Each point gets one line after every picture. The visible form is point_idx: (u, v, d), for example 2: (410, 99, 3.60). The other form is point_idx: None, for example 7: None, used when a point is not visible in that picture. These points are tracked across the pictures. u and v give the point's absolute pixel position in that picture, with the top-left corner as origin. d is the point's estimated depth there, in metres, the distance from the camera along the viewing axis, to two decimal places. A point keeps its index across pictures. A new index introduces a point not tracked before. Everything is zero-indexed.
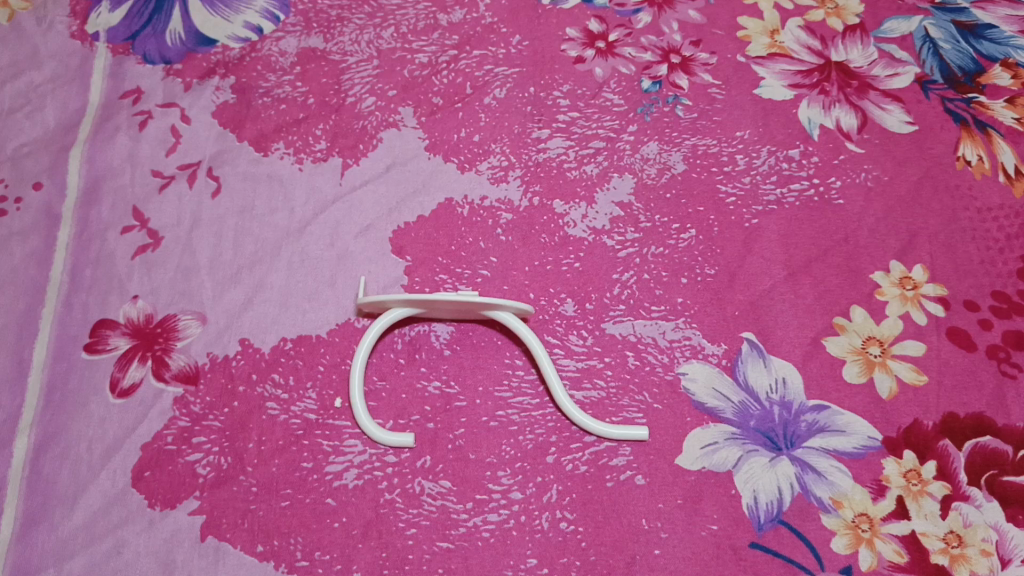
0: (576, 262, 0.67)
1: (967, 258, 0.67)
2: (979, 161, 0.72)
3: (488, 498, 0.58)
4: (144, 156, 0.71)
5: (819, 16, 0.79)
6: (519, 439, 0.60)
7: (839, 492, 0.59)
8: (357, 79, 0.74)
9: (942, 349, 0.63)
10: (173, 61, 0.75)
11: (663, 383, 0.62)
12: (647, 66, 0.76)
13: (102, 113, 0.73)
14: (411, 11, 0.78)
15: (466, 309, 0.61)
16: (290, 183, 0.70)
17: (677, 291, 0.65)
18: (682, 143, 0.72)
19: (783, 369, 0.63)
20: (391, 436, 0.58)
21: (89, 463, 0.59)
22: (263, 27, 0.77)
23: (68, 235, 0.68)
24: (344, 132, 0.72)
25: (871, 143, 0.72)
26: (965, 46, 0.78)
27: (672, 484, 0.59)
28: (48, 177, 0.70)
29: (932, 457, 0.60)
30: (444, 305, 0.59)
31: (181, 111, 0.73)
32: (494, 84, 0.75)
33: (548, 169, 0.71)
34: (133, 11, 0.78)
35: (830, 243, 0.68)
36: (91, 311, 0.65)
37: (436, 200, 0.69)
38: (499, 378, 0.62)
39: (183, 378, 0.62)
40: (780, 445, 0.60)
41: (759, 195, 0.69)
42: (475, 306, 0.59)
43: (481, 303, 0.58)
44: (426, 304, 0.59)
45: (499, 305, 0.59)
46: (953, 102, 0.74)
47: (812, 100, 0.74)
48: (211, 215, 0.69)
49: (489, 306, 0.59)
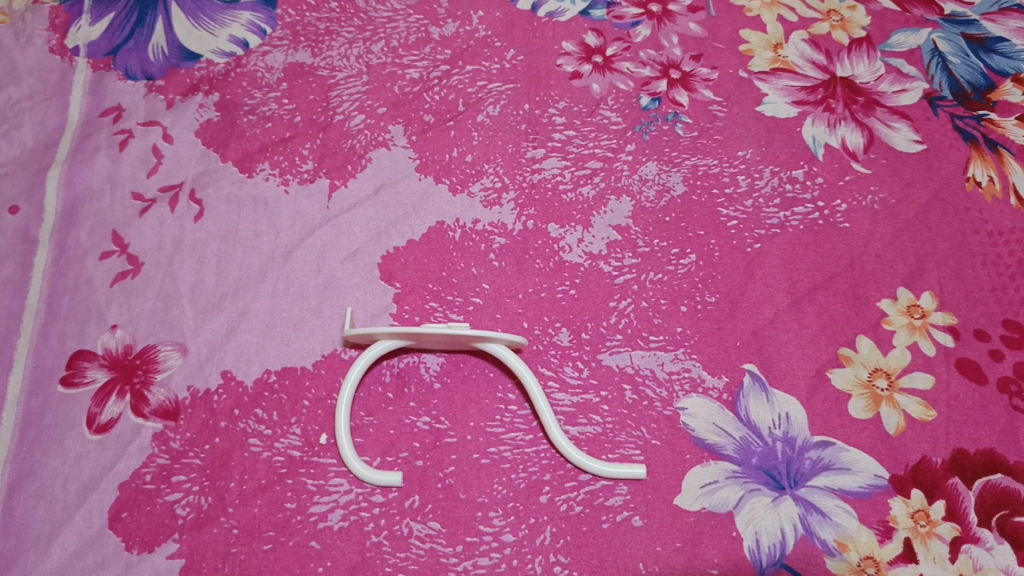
0: (571, 289, 0.64)
1: (978, 285, 0.65)
2: (989, 182, 0.69)
3: (478, 540, 0.56)
4: (125, 178, 0.69)
5: (824, 29, 0.76)
6: (511, 478, 0.58)
7: (845, 533, 0.56)
8: (346, 96, 0.72)
9: (952, 382, 0.61)
10: (155, 77, 0.73)
11: (661, 418, 0.60)
12: (646, 82, 0.73)
13: (82, 132, 0.71)
14: (402, 24, 0.76)
15: (457, 342, 0.59)
16: (275, 205, 0.68)
17: (676, 320, 0.63)
18: (682, 163, 0.69)
19: (786, 404, 0.61)
20: (378, 474, 0.55)
21: (65, 502, 0.57)
22: (248, 41, 0.75)
23: (45, 260, 0.65)
24: (332, 152, 0.69)
25: (878, 163, 0.70)
26: (975, 60, 0.75)
27: (670, 526, 0.56)
28: (25, 201, 0.67)
29: (941, 497, 0.57)
30: (433, 339, 0.57)
31: (164, 129, 0.71)
32: (487, 101, 0.72)
33: (543, 191, 0.68)
34: (115, 24, 0.76)
35: (836, 269, 0.65)
36: (68, 341, 0.62)
37: (426, 223, 0.67)
38: (491, 413, 0.60)
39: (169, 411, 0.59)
40: (783, 484, 0.58)
41: (761, 219, 0.67)
42: (465, 339, 0.57)
43: (472, 336, 0.56)
44: (414, 337, 0.57)
45: (490, 337, 0.56)
46: (963, 120, 0.72)
47: (816, 118, 0.71)
48: (193, 240, 0.66)
49: (479, 338, 0.57)
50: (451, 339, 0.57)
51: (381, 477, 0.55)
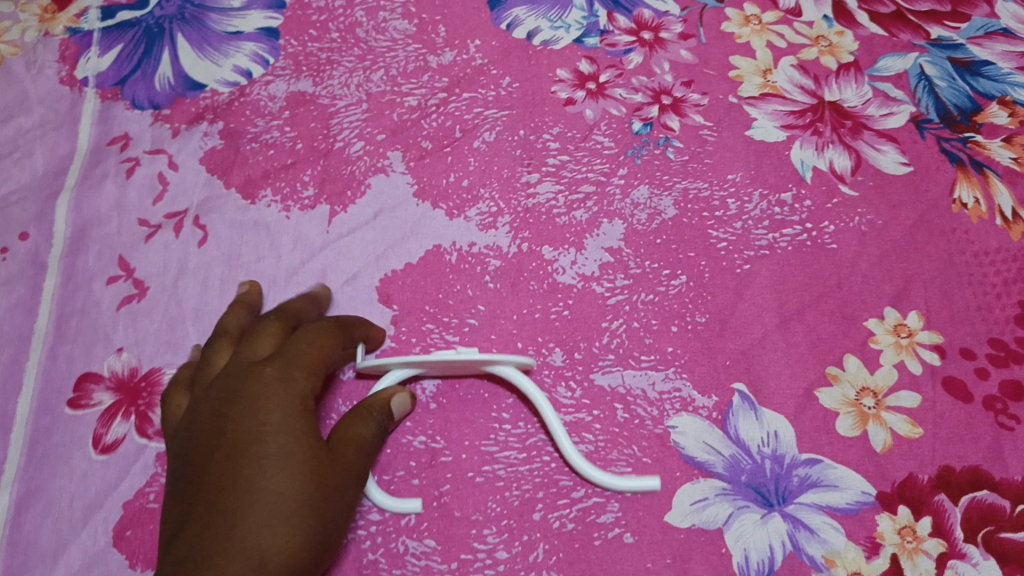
0: (565, 310, 0.66)
1: (964, 304, 0.66)
2: (975, 203, 0.70)
3: (472, 558, 0.57)
4: (132, 204, 0.71)
5: (813, 54, 0.78)
6: (505, 496, 0.59)
7: (832, 549, 0.58)
8: (346, 124, 0.74)
9: (938, 401, 0.62)
10: (161, 106, 0.75)
11: (652, 437, 0.61)
12: (638, 108, 0.75)
13: (91, 160, 0.73)
14: (401, 53, 0.78)
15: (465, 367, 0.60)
16: (277, 230, 0.70)
17: (667, 340, 0.64)
18: (673, 187, 0.71)
19: (774, 422, 0.62)
20: (399, 503, 0.58)
21: (71, 520, 0.59)
22: (252, 71, 0.77)
23: (54, 285, 0.68)
24: (332, 178, 0.71)
25: (865, 186, 0.71)
26: (961, 84, 0.76)
27: (660, 542, 0.58)
28: (36, 227, 0.70)
29: (928, 513, 0.59)
30: (443, 364, 0.59)
31: (169, 157, 0.73)
32: (484, 127, 0.74)
33: (537, 215, 0.70)
34: (123, 55, 0.78)
35: (824, 290, 0.67)
36: (75, 363, 0.65)
37: (424, 246, 0.69)
38: (485, 432, 0.61)
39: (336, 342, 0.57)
40: (772, 501, 0.59)
41: (751, 240, 0.68)
42: (475, 363, 0.59)
43: (482, 360, 0.58)
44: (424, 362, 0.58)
45: (499, 361, 0.58)
46: (949, 142, 0.73)
47: (805, 142, 0.73)
48: (197, 264, 0.68)
49: (488, 362, 0.59)
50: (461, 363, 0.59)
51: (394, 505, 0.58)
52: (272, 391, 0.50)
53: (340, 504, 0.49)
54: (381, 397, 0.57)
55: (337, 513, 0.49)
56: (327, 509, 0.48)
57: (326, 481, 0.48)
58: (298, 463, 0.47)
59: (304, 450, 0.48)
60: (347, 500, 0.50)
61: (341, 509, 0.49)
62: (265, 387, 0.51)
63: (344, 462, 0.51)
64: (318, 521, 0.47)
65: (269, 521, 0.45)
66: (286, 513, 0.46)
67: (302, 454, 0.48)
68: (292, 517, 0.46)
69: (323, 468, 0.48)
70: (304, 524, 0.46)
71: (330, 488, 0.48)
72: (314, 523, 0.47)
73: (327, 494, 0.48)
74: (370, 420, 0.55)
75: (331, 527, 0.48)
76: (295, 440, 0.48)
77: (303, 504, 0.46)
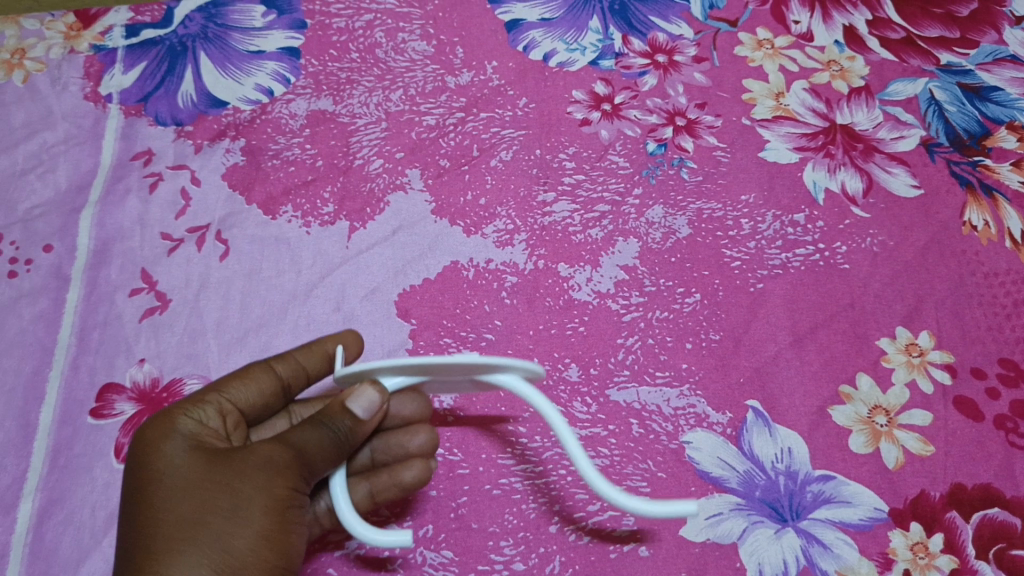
0: (581, 326, 0.67)
1: (974, 324, 0.67)
2: (985, 226, 0.72)
3: (490, 569, 0.58)
4: (154, 219, 0.72)
5: (824, 79, 0.79)
6: (522, 509, 0.60)
7: (845, 564, 0.58)
8: (366, 142, 0.75)
9: (949, 419, 0.63)
10: (184, 123, 0.76)
11: (667, 452, 0.62)
12: (653, 129, 0.76)
13: (114, 174, 0.74)
14: (419, 73, 0.79)
15: (465, 372, 0.50)
16: (297, 245, 0.71)
17: (682, 357, 0.65)
18: (687, 207, 0.72)
19: (788, 438, 0.62)
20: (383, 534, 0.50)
21: (92, 529, 0.60)
22: (274, 89, 0.78)
23: (77, 297, 0.69)
24: (351, 195, 0.73)
25: (876, 208, 0.72)
26: (970, 109, 0.78)
27: (676, 556, 0.58)
28: (59, 240, 0.71)
29: (940, 530, 0.59)
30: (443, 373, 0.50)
31: (192, 173, 0.74)
32: (501, 147, 0.75)
33: (553, 233, 0.71)
34: (147, 72, 0.79)
35: (836, 309, 0.68)
36: (97, 374, 0.65)
37: (442, 262, 0.70)
38: (502, 446, 0.62)
39: (265, 371, 0.59)
40: (786, 516, 0.60)
41: (764, 260, 0.70)
42: (481, 368, 0.49)
43: (488, 363, 0.47)
44: (420, 369, 0.49)
45: (511, 366, 0.48)
46: (959, 166, 0.75)
47: (817, 164, 0.74)
48: (218, 278, 0.69)
49: (495, 366, 0.48)
50: (464, 372, 0.50)
51: (364, 529, 0.50)
52: (153, 429, 0.54)
53: (238, 503, 0.50)
54: (339, 401, 0.54)
55: (237, 517, 0.49)
56: (214, 519, 0.49)
57: (205, 494, 0.50)
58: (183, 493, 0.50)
59: (193, 484, 0.51)
60: (247, 497, 0.50)
61: (241, 512, 0.50)
62: (152, 426, 0.54)
63: (239, 463, 0.51)
64: (197, 535, 0.49)
65: (144, 555, 0.49)
66: (175, 542, 0.49)
67: (185, 495, 0.50)
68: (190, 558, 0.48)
69: (206, 482, 0.51)
70: (178, 545, 0.49)
71: (216, 497, 0.50)
72: (192, 539, 0.49)
73: (210, 505, 0.50)
74: (314, 424, 0.53)
75: (243, 537, 0.49)
76: (173, 469, 0.52)
77: (200, 534, 0.49)
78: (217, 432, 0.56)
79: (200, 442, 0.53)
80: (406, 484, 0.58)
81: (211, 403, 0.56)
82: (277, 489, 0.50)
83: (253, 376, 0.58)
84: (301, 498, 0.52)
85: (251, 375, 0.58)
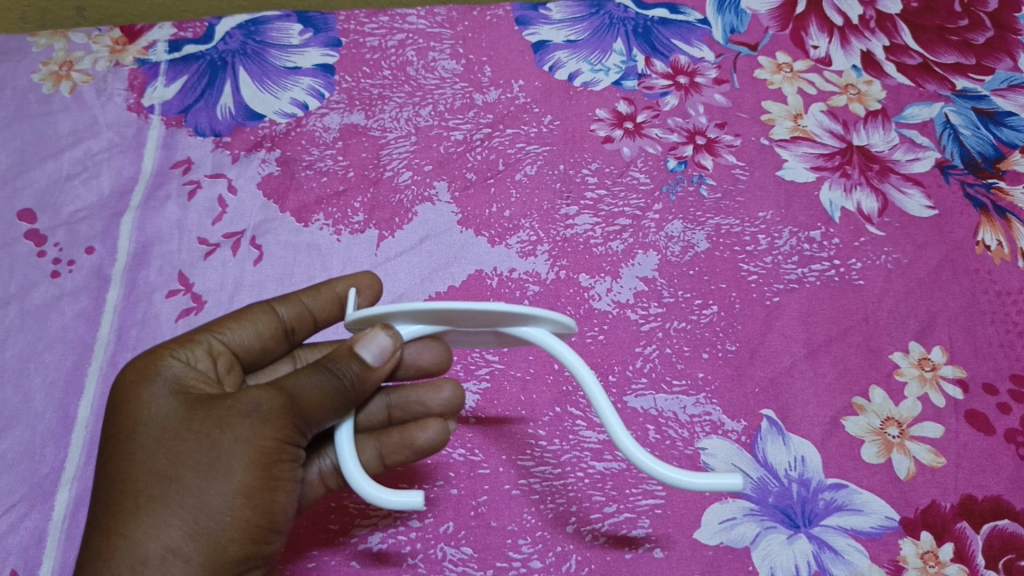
0: (600, 334, 0.69)
1: (987, 341, 0.69)
2: (999, 246, 0.73)
3: (508, 566, 0.60)
4: (192, 224, 0.75)
5: (842, 102, 0.81)
6: (540, 508, 0.62)
7: (856, 570, 0.60)
8: (395, 155, 0.78)
9: (961, 432, 0.65)
10: (222, 134, 0.80)
11: (683, 457, 0.63)
12: (673, 147, 0.79)
13: (155, 181, 0.78)
14: (448, 90, 0.82)
15: (493, 321, 0.49)
16: (328, 252, 0.73)
17: (698, 366, 0.67)
18: (706, 222, 0.74)
19: (802, 447, 0.64)
20: (396, 499, 0.50)
21: None
22: (308, 103, 0.81)
23: (117, 295, 0.72)
24: (381, 205, 0.75)
25: (891, 227, 0.74)
26: (985, 133, 0.79)
27: (690, 558, 0.60)
28: (101, 242, 0.74)
29: (950, 539, 0.61)
30: (465, 321, 0.50)
31: (229, 181, 0.77)
32: (526, 161, 0.78)
33: (575, 245, 0.73)
34: (188, 85, 0.83)
35: (851, 323, 0.69)
36: None
37: (466, 271, 0.72)
38: (522, 447, 0.64)
39: (267, 313, 0.60)
40: (798, 522, 0.61)
41: (781, 274, 0.71)
42: (508, 319, 0.48)
43: (516, 314, 0.47)
44: (444, 316, 0.49)
45: (539, 316, 0.48)
46: (973, 188, 0.76)
47: (833, 183, 0.76)
48: (253, 282, 0.72)
49: (524, 317, 0.48)
50: (488, 321, 0.50)
51: (372, 492, 0.50)
52: (140, 372, 0.55)
53: (214, 456, 0.50)
54: (347, 345, 0.53)
55: (212, 472, 0.49)
56: (188, 475, 0.49)
57: (180, 447, 0.50)
58: (160, 448, 0.51)
59: (172, 436, 0.51)
60: (225, 450, 0.50)
61: (217, 466, 0.49)
62: (139, 365, 0.55)
63: (220, 413, 0.51)
64: (169, 492, 0.49)
65: (116, 516, 0.49)
66: (150, 500, 0.49)
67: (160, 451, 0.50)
68: (165, 516, 0.49)
69: (187, 431, 0.51)
70: (150, 506, 0.49)
71: (193, 450, 0.50)
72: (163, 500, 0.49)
73: (185, 460, 0.50)
74: (319, 370, 0.52)
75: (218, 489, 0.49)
76: (153, 419, 0.52)
77: (171, 491, 0.49)
78: (206, 372, 0.57)
79: (186, 387, 0.54)
80: (419, 446, 0.59)
81: (202, 343, 0.57)
82: (259, 440, 0.50)
83: (250, 317, 0.60)
84: (292, 452, 0.52)
85: (249, 317, 0.60)
